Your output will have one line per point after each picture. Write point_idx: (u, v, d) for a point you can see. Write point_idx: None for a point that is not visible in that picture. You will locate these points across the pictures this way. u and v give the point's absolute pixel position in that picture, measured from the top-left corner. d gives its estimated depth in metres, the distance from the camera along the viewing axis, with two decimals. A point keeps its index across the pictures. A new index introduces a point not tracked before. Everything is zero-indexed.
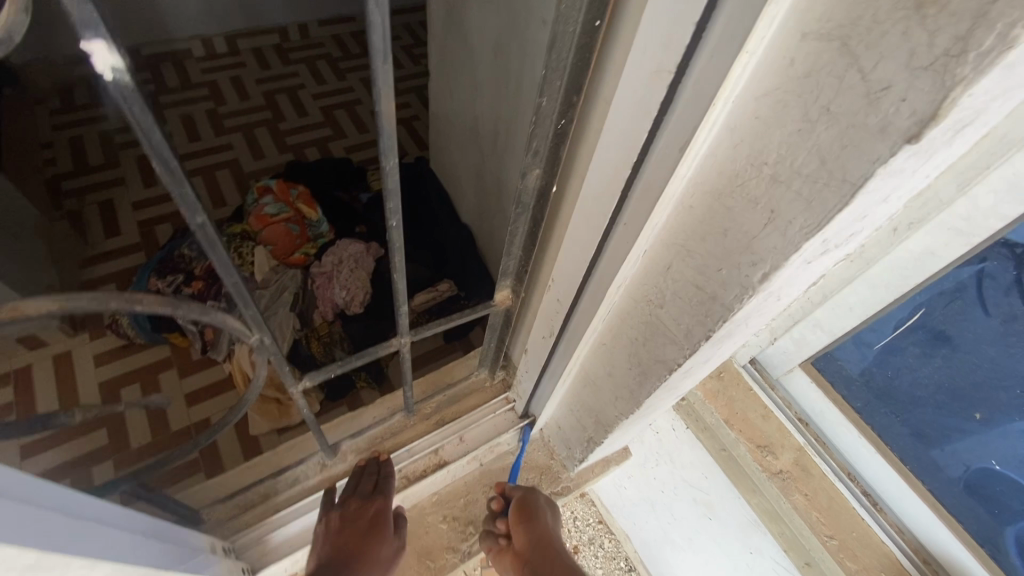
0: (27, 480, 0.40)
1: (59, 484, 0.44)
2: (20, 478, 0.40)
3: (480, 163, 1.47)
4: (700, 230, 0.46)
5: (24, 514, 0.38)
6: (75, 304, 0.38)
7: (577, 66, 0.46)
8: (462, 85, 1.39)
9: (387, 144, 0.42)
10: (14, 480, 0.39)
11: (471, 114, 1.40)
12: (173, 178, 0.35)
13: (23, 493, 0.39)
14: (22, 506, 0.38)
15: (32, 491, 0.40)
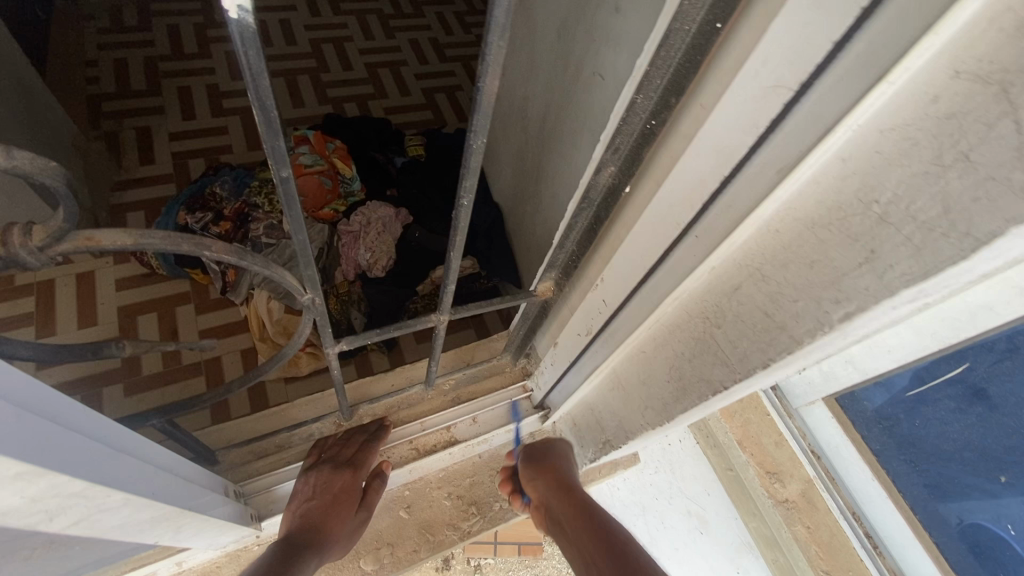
0: (69, 403, 0.39)
1: (99, 411, 0.43)
2: (64, 402, 0.39)
3: (524, 146, 1.41)
4: (782, 256, 0.44)
5: (68, 442, 0.37)
6: (149, 242, 0.38)
7: (682, 67, 0.44)
8: (519, 63, 1.33)
9: (481, 122, 0.40)
10: (59, 402, 0.38)
11: (523, 95, 1.35)
12: (270, 130, 0.33)
13: (66, 417, 0.38)
14: (66, 432, 0.37)
15: (74, 416, 0.40)
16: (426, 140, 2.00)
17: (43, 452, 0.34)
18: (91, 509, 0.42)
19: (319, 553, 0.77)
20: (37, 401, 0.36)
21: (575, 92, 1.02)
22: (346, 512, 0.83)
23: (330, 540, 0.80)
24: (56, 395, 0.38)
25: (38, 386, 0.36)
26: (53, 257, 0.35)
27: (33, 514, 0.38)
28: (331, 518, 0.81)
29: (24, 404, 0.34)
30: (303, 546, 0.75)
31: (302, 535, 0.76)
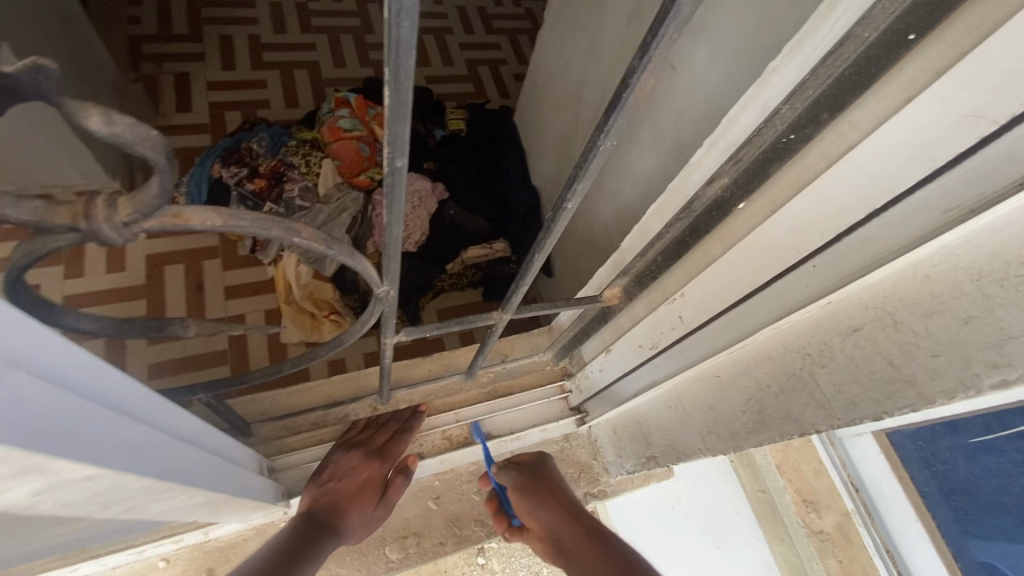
0: (126, 387, 0.36)
1: (156, 391, 0.40)
2: (120, 385, 0.35)
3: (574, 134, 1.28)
4: (928, 304, 0.39)
5: (129, 433, 0.34)
6: (238, 224, 0.34)
7: (846, 81, 0.40)
8: (578, 38, 1.15)
9: (616, 123, 0.35)
10: (114, 385, 0.34)
11: (577, 76, 1.19)
12: (396, 115, 0.29)
13: (121, 404, 0.35)
14: (126, 421, 0.34)
15: (130, 401, 0.36)
16: (468, 115, 1.94)
17: (107, 449, 0.30)
18: (146, 499, 0.39)
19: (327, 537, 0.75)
20: (95, 387, 0.32)
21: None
22: (363, 503, 0.81)
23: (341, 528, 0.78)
24: (114, 376, 0.34)
25: (97, 369, 0.32)
26: (136, 233, 0.31)
27: (91, 505, 0.35)
28: (346, 505, 0.79)
29: (85, 391, 0.31)
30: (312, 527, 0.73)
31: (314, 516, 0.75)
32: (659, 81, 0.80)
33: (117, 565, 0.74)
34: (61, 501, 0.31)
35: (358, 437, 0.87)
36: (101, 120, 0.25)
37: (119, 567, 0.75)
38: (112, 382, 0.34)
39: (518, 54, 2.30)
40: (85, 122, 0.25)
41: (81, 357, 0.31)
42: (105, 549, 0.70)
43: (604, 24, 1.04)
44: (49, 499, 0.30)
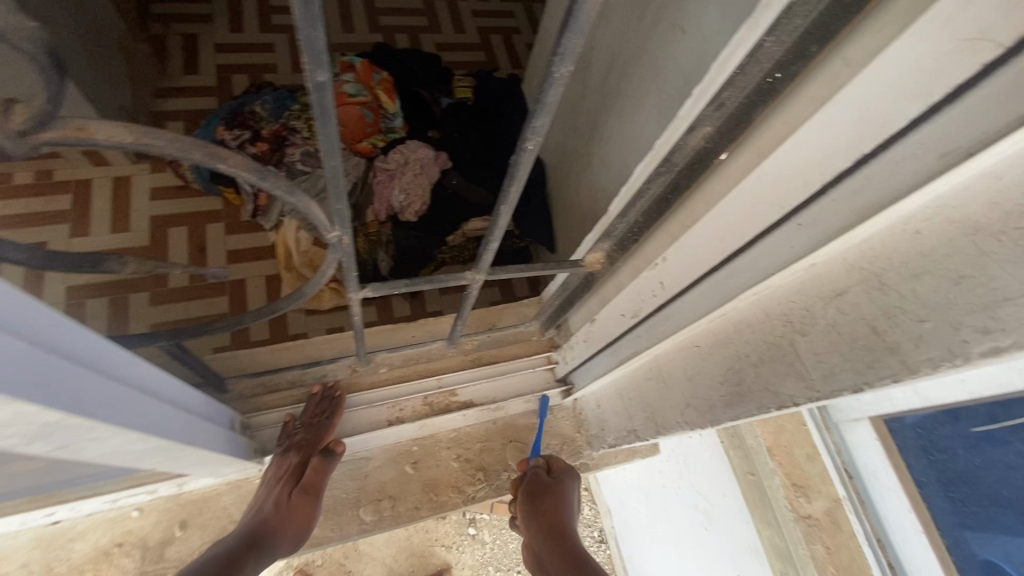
0: (37, 313, 0.33)
1: (74, 318, 0.37)
2: (30, 308, 0.32)
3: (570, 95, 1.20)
4: (918, 263, 0.35)
5: (36, 360, 0.31)
6: (153, 143, 0.31)
7: (839, 8, 0.36)
8: None
9: (572, 44, 0.32)
10: (24, 309, 0.31)
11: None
12: (308, 17, 0.26)
13: (31, 331, 0.32)
14: (33, 349, 0.31)
15: (43, 328, 0.33)
16: (475, 83, 1.87)
17: (3, 374, 0.28)
18: (73, 437, 0.38)
19: (266, 549, 0.69)
20: (11, 313, 0.30)
21: (639, 48, 0.84)
22: (296, 499, 0.74)
23: (280, 536, 0.72)
24: (21, 300, 0.31)
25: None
26: (38, 146, 0.29)
27: (6, 436, 0.34)
28: (279, 507, 0.73)
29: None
30: (243, 548, 0.67)
31: (247, 533, 0.69)
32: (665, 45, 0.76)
33: (91, 511, 0.75)
34: None
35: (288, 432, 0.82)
36: None
37: (93, 514, 0.76)
38: (18, 305, 0.31)
39: (530, 22, 2.22)
40: None
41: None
42: (76, 495, 0.70)
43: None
44: None
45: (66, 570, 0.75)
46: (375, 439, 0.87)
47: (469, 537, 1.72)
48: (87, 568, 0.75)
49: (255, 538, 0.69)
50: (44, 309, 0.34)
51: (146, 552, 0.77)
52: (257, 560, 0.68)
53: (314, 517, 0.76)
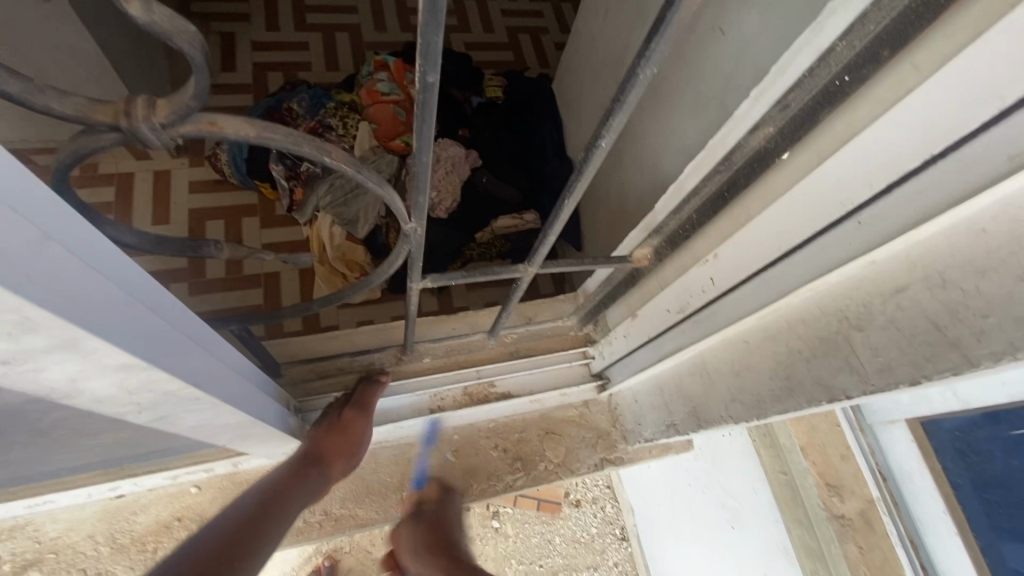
0: (161, 290, 0.34)
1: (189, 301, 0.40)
2: (157, 284, 0.33)
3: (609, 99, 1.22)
4: (982, 260, 0.36)
5: (161, 333, 0.33)
6: (271, 137, 0.34)
7: (910, 13, 0.37)
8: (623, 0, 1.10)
9: (660, 47, 0.34)
10: (152, 286, 0.33)
11: (620, 41, 1.14)
12: (432, 24, 0.29)
13: (158, 307, 0.34)
14: (164, 325, 0.34)
15: (166, 304, 0.35)
16: (506, 82, 1.90)
17: (145, 345, 0.30)
18: (177, 408, 0.41)
19: (314, 475, 0.73)
20: (152, 292, 0.33)
21: (679, 48, 0.85)
22: (339, 432, 0.79)
23: (328, 462, 0.76)
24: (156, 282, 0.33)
25: (128, 262, 0.30)
26: (173, 138, 0.32)
27: (125, 405, 0.37)
28: (323, 440, 0.77)
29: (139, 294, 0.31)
30: (292, 473, 0.71)
31: (299, 458, 0.74)
32: (707, 47, 0.77)
33: (153, 487, 0.79)
34: (98, 395, 0.33)
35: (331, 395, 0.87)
36: (141, 7, 0.24)
37: (155, 489, 0.80)
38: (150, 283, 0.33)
39: (559, 22, 2.24)
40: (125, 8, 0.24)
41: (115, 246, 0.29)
42: (141, 470, 0.74)
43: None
44: (86, 389, 0.31)
45: (129, 542, 0.79)
46: (417, 427, 0.90)
47: (492, 529, 1.75)
48: (148, 540, 0.79)
49: (305, 461, 0.73)
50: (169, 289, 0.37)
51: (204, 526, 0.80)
52: (306, 478, 0.72)
53: (359, 448, 0.80)
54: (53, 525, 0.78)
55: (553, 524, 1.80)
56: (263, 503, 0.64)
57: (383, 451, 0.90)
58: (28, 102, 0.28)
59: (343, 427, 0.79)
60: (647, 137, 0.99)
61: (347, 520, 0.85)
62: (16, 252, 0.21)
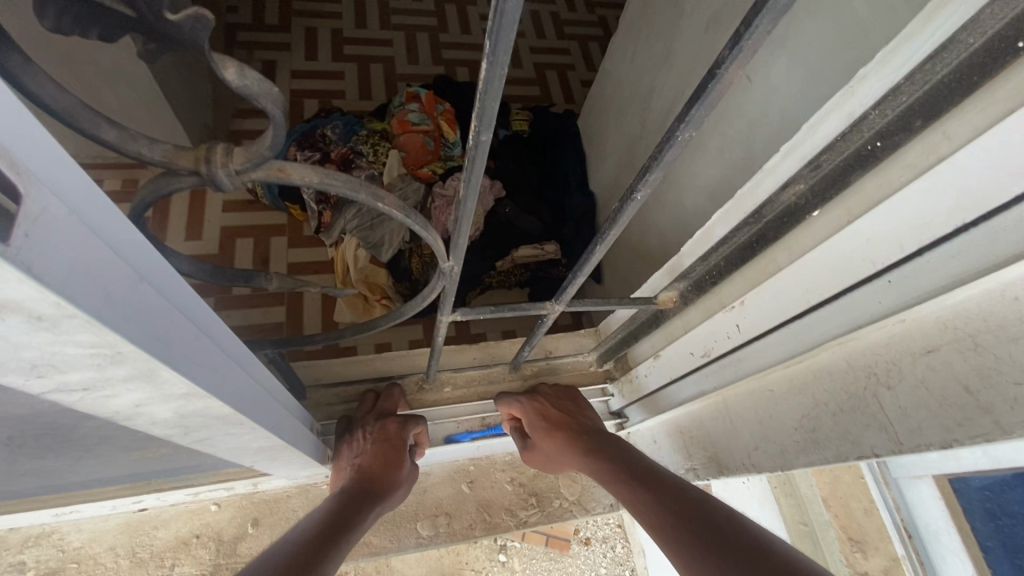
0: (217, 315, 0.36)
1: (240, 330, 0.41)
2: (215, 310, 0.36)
3: (637, 139, 1.25)
4: (1016, 328, 0.37)
5: (219, 360, 0.35)
6: (331, 183, 0.36)
7: (943, 87, 0.38)
8: (651, 47, 1.14)
9: (700, 112, 0.35)
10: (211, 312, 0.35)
11: (647, 85, 1.17)
12: (490, 88, 0.31)
13: (214, 335, 0.35)
14: (221, 353, 0.35)
15: (220, 331, 0.37)
16: (532, 116, 1.95)
17: (206, 373, 0.32)
18: (220, 432, 0.42)
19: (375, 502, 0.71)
20: (212, 326, 0.35)
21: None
22: (394, 461, 0.77)
23: (385, 493, 0.73)
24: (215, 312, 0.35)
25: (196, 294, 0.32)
26: (244, 182, 0.34)
27: (174, 428, 0.38)
28: (380, 470, 0.75)
29: (202, 326, 0.33)
30: (358, 500, 0.68)
31: (358, 488, 0.71)
32: (735, 95, 0.79)
33: (175, 502, 0.80)
34: (154, 418, 0.35)
35: (373, 406, 0.85)
36: (235, 72, 0.27)
37: (177, 505, 0.81)
38: (211, 316, 0.35)
39: (586, 60, 2.30)
40: (222, 73, 0.27)
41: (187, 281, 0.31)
42: (167, 485, 0.76)
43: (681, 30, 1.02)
44: (146, 412, 0.33)
45: (148, 557, 0.80)
46: (436, 457, 0.90)
47: (499, 563, 1.70)
48: (167, 556, 0.80)
49: (366, 494, 0.70)
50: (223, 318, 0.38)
51: (222, 545, 0.81)
52: (370, 512, 0.69)
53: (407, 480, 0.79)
54: (77, 534, 0.79)
55: (561, 561, 1.75)
56: (332, 532, 0.60)
57: None
58: (123, 149, 0.31)
59: (400, 459, 0.77)
60: (672, 179, 1.01)
61: (361, 547, 0.85)
62: (118, 291, 0.23)
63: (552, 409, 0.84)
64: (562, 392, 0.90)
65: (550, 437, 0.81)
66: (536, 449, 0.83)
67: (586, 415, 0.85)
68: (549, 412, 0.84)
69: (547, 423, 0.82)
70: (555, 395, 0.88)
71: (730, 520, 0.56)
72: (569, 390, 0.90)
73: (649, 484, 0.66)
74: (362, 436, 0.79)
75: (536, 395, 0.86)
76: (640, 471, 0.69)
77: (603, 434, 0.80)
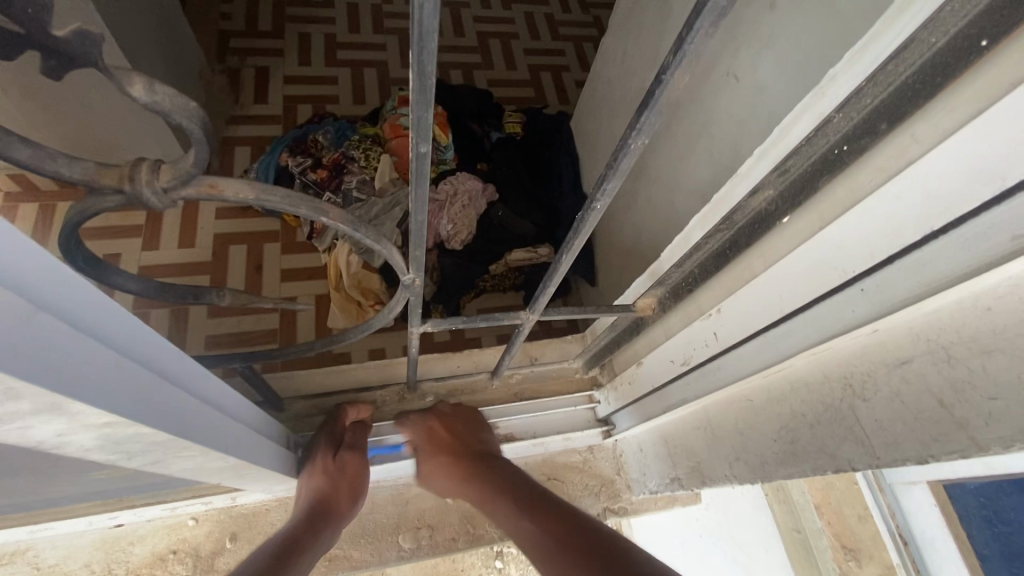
0: (155, 337, 0.36)
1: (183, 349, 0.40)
2: (149, 333, 0.35)
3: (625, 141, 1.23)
4: (987, 340, 0.35)
5: (151, 385, 0.34)
6: (270, 199, 0.35)
7: (906, 90, 0.37)
8: (639, 46, 1.12)
9: (648, 121, 0.34)
10: (145, 334, 0.34)
11: (637, 85, 1.15)
12: (421, 99, 0.29)
13: (149, 358, 0.35)
14: (153, 376, 0.34)
15: (158, 353, 0.36)
16: (525, 119, 1.93)
17: (130, 398, 0.31)
18: (167, 455, 0.41)
19: (336, 521, 0.72)
20: (144, 349, 0.34)
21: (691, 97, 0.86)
22: (358, 468, 0.77)
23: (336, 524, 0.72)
24: (147, 333, 0.34)
25: (122, 319, 0.31)
26: (175, 200, 0.33)
27: (113, 453, 0.37)
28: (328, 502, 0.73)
29: (129, 350, 0.32)
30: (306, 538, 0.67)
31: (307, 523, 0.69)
32: (719, 95, 0.78)
33: (152, 517, 0.79)
34: (85, 445, 0.33)
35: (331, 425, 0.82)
36: (144, 88, 0.26)
37: (153, 520, 0.80)
38: (145, 339, 0.34)
39: (580, 61, 2.29)
40: (130, 89, 0.26)
41: (110, 306, 0.30)
42: (141, 501, 0.75)
43: (669, 30, 1.00)
44: (73, 441, 0.32)
45: (124, 573, 0.79)
46: None
47: (495, 570, 1.68)
48: (142, 572, 0.79)
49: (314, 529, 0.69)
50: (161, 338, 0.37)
51: (198, 561, 0.80)
52: (318, 551, 0.68)
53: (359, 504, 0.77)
54: (52, 552, 0.78)
55: None
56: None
57: (379, 491, 0.88)
58: (40, 169, 0.29)
59: (350, 491, 0.76)
60: (659, 182, 0.99)
61: (342, 561, 0.83)
62: (1, 324, 0.22)
63: (444, 428, 0.82)
64: (460, 411, 0.86)
65: (435, 461, 0.78)
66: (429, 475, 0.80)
67: (482, 434, 0.82)
68: (437, 433, 0.81)
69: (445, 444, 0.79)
70: (457, 414, 0.84)
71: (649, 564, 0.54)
72: (472, 412, 0.85)
73: (543, 518, 0.64)
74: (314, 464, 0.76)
75: (433, 413, 0.84)
76: (521, 505, 0.67)
77: (497, 459, 0.77)
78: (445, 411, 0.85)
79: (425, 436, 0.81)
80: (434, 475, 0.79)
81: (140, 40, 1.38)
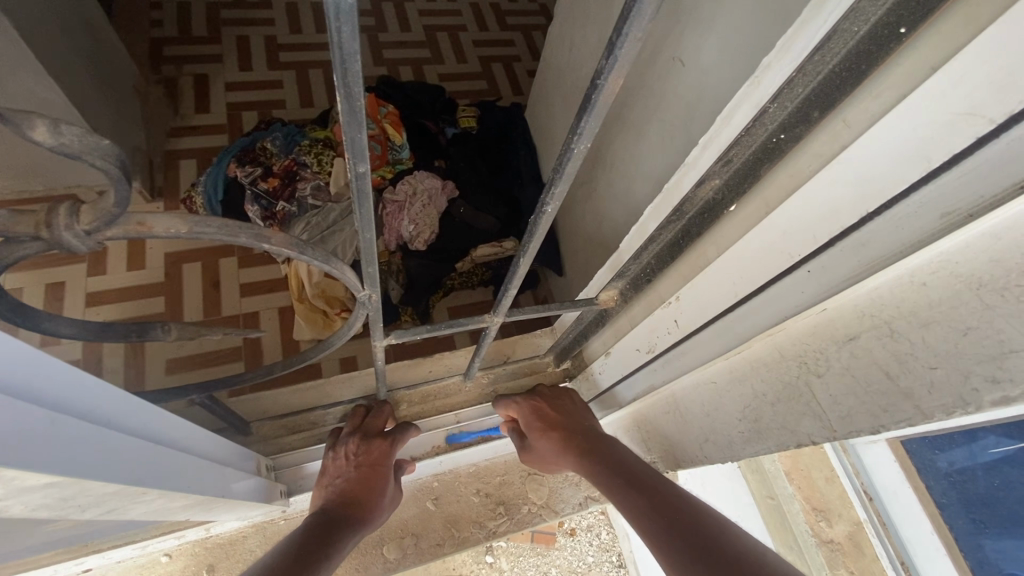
0: (89, 381, 0.34)
1: (126, 392, 0.39)
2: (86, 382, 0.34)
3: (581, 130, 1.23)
4: (925, 313, 0.37)
5: (96, 437, 0.32)
6: (205, 231, 0.34)
7: (834, 79, 0.38)
8: (586, 34, 1.12)
9: (588, 127, 0.34)
10: (78, 383, 0.33)
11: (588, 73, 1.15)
12: (353, 120, 0.29)
13: (86, 408, 0.33)
14: (99, 429, 0.33)
15: (95, 400, 0.34)
16: (479, 112, 1.91)
17: (75, 454, 0.30)
18: (125, 502, 0.39)
19: (355, 525, 0.69)
20: (80, 401, 0.32)
21: (640, 86, 0.86)
22: (378, 484, 0.75)
23: (365, 510, 0.71)
24: (84, 382, 0.33)
25: (56, 372, 0.31)
26: (100, 241, 0.31)
27: (65, 510, 0.35)
28: (352, 489, 0.72)
29: (64, 406, 0.31)
30: (331, 521, 0.66)
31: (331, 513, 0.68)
32: (669, 83, 0.78)
33: (121, 559, 0.76)
34: (31, 507, 0.32)
35: (362, 422, 0.82)
36: (46, 130, 0.24)
37: (123, 561, 0.77)
38: (83, 389, 0.33)
39: (530, 50, 2.28)
40: (30, 133, 0.24)
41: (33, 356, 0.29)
42: (107, 545, 0.72)
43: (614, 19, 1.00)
44: (17, 505, 0.30)
45: None
46: None
47: (487, 565, 1.67)
48: None
49: (338, 516, 0.68)
50: (100, 385, 0.36)
51: None
52: (352, 536, 0.67)
53: (387, 489, 0.76)
54: None
55: (548, 556, 1.72)
56: (302, 555, 0.57)
57: None
58: None
59: (383, 483, 0.75)
60: (617, 170, 1.00)
61: None
62: None
63: (548, 408, 0.81)
64: (559, 392, 0.86)
65: (545, 436, 0.77)
66: (534, 449, 0.80)
67: (582, 413, 0.81)
68: (544, 411, 0.81)
69: (542, 422, 0.79)
70: (557, 394, 0.85)
71: (722, 529, 0.52)
72: (568, 389, 0.86)
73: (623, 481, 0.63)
74: (343, 455, 0.77)
75: (532, 394, 0.84)
76: (616, 461, 0.67)
77: (599, 433, 0.75)
78: (546, 392, 0.85)
79: (531, 416, 0.81)
80: (544, 450, 0.78)
81: (61, 50, 1.26)
